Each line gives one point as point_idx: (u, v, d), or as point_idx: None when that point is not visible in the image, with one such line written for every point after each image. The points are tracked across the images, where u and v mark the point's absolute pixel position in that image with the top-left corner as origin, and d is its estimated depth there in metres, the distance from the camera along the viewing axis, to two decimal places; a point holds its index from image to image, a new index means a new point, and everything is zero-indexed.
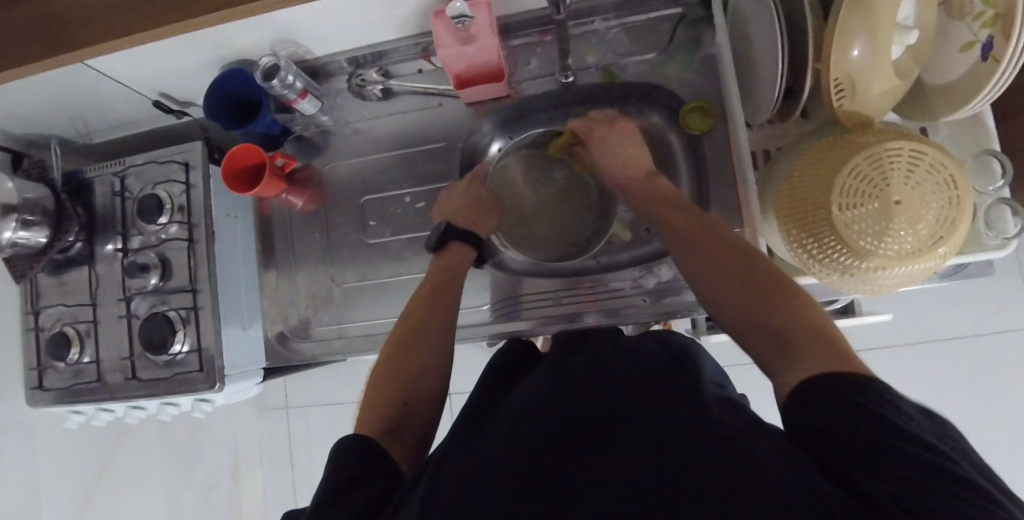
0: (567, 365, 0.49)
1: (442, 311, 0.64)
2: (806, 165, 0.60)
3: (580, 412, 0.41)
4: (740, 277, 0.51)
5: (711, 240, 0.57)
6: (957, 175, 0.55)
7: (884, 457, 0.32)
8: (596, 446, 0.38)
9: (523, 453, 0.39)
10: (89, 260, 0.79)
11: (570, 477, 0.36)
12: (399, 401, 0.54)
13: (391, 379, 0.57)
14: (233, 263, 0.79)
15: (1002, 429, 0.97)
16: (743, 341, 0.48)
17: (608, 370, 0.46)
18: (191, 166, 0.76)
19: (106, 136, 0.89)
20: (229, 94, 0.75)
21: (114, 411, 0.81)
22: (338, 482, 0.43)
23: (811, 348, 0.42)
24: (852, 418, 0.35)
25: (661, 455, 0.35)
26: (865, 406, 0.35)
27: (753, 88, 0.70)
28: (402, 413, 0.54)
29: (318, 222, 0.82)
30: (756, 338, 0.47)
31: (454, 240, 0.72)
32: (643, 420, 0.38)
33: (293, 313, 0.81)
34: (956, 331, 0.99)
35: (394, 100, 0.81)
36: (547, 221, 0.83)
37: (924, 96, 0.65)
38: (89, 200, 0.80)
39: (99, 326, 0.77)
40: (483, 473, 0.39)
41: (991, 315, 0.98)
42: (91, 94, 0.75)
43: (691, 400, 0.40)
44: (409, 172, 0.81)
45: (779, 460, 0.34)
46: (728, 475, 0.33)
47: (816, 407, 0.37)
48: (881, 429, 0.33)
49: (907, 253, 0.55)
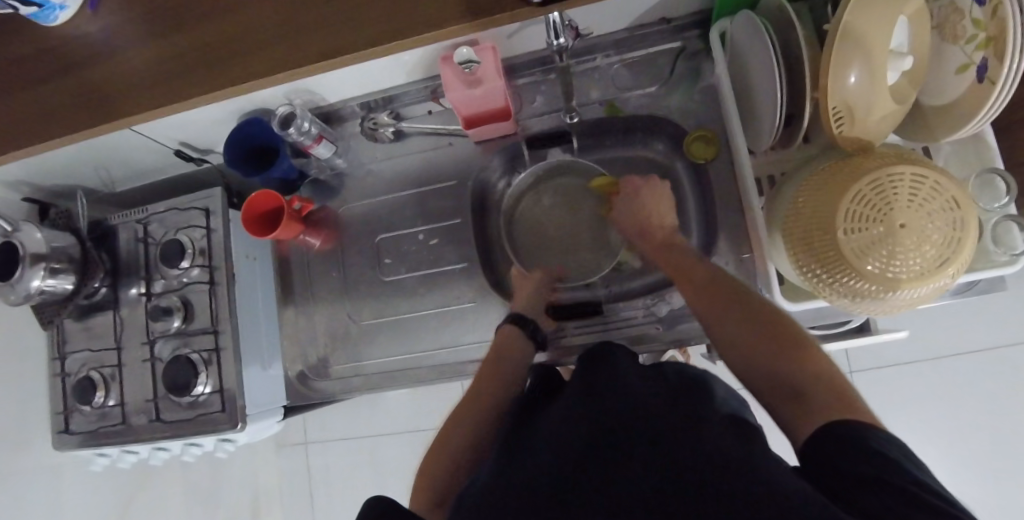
0: (583, 386, 0.51)
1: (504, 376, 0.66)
2: (812, 190, 0.62)
3: (590, 415, 0.44)
4: (753, 334, 0.53)
5: (714, 290, 0.59)
6: (959, 195, 0.56)
7: (893, 496, 0.33)
8: (602, 446, 0.40)
9: (537, 461, 0.42)
10: (114, 305, 0.81)
11: (571, 486, 0.37)
12: (446, 466, 0.59)
13: (438, 447, 0.61)
14: (253, 304, 0.81)
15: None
16: (741, 372, 0.53)
17: (620, 394, 0.46)
18: (211, 212, 0.79)
19: (129, 184, 0.92)
20: (247, 142, 0.78)
21: (137, 453, 0.82)
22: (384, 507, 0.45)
23: (832, 401, 0.43)
24: (865, 460, 0.36)
25: (666, 458, 0.37)
26: (881, 447, 0.36)
27: (754, 116, 0.71)
28: (450, 477, 0.59)
29: (334, 261, 0.85)
30: (770, 394, 0.49)
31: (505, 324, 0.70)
32: (651, 428, 0.40)
33: (312, 352, 0.83)
34: (973, 346, 0.98)
35: (405, 140, 0.83)
36: (574, 233, 0.84)
37: (923, 118, 0.67)
38: (115, 246, 0.83)
39: (123, 369, 0.79)
40: (502, 497, 0.40)
41: (1012, 327, 0.97)
42: (117, 147, 0.79)
43: (697, 414, 0.41)
44: (421, 209, 0.83)
45: (779, 472, 0.35)
46: (730, 481, 0.34)
47: (834, 445, 0.38)
48: (894, 469, 0.35)
49: (916, 274, 0.55)
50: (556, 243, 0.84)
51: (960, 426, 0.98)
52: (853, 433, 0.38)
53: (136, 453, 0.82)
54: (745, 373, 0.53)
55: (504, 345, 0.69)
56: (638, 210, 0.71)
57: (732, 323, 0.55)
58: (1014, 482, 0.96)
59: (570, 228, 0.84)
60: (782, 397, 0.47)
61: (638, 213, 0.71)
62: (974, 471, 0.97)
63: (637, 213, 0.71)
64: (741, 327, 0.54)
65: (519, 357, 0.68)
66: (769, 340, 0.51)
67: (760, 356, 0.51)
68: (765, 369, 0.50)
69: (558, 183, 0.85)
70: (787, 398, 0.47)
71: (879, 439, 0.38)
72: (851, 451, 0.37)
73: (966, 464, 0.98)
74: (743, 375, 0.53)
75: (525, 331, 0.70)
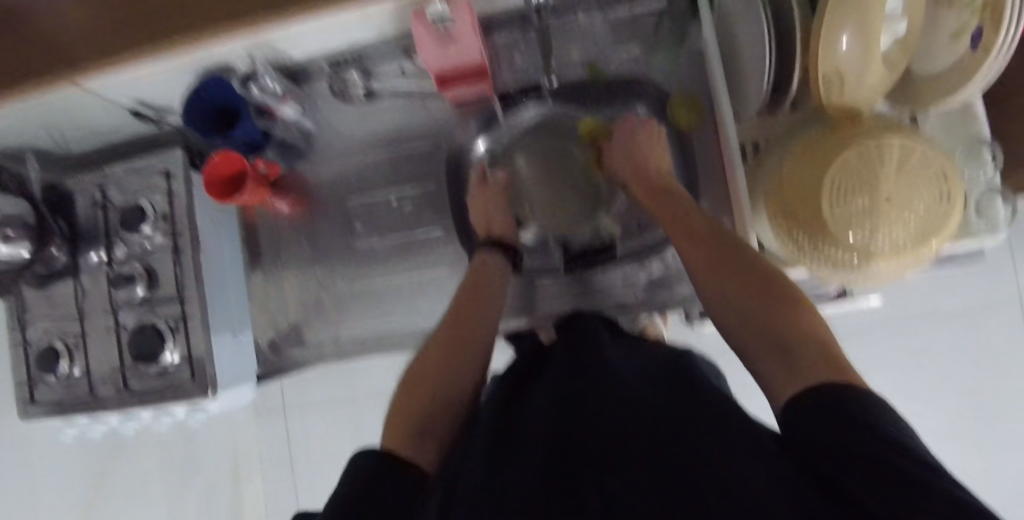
0: (563, 372, 0.49)
1: (481, 316, 0.62)
2: (797, 159, 0.59)
3: (557, 407, 0.42)
4: (748, 292, 0.49)
5: (711, 246, 0.55)
6: (947, 167, 0.55)
7: (885, 477, 0.30)
8: (572, 440, 0.37)
9: (504, 455, 0.39)
10: (74, 273, 0.78)
11: (542, 477, 0.34)
12: (425, 402, 0.53)
13: (411, 389, 0.55)
14: (221, 271, 0.78)
15: (984, 409, 1.00)
16: (731, 337, 0.49)
17: (603, 381, 0.44)
18: (172, 174, 0.75)
19: (85, 146, 0.87)
20: (206, 100, 0.72)
21: (106, 423, 0.81)
22: (356, 495, 0.41)
23: (829, 360, 0.40)
24: (847, 437, 0.32)
25: (663, 439, 0.35)
26: (866, 420, 0.33)
27: (740, 82, 0.69)
28: (428, 412, 0.52)
29: (305, 228, 0.82)
30: (758, 350, 0.45)
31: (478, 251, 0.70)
32: (623, 415, 0.38)
33: (282, 317, 0.82)
34: (939, 314, 1.01)
35: (376, 102, 0.79)
36: (554, 182, 0.79)
37: (912, 88, 0.64)
38: (72, 211, 0.79)
39: (87, 338, 0.77)
40: (486, 478, 0.37)
41: (976, 296, 1.00)
42: (67, 107, 0.74)
43: (686, 399, 0.39)
44: (395, 173, 0.80)
45: (777, 463, 0.33)
46: (716, 463, 0.32)
47: (808, 424, 0.35)
48: (886, 448, 0.31)
49: (899, 246, 0.55)
50: (550, 203, 0.79)
51: (923, 389, 1.02)
52: (835, 406, 0.35)
53: (105, 422, 0.81)
54: (734, 336, 0.49)
55: (479, 286, 0.65)
56: (632, 155, 0.67)
57: (726, 282, 0.51)
58: (972, 442, 1.00)
59: (564, 187, 0.79)
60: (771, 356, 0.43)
61: (635, 157, 0.67)
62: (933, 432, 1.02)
63: (633, 157, 0.67)
64: (735, 282, 0.50)
65: (498, 285, 0.66)
66: (767, 296, 0.47)
67: (754, 308, 0.47)
68: (759, 330, 0.46)
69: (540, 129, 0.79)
70: (774, 350, 0.43)
71: (858, 409, 0.34)
72: (827, 430, 0.33)
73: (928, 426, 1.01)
74: (733, 338, 0.49)
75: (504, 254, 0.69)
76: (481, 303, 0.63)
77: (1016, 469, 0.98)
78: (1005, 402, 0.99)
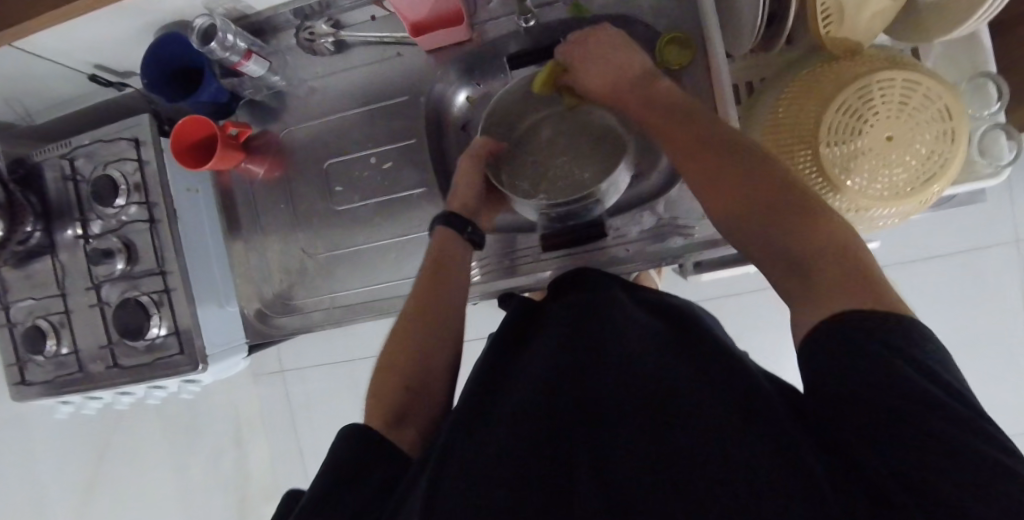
0: (554, 332, 0.48)
1: (453, 294, 0.59)
2: (790, 100, 0.56)
3: (546, 379, 0.42)
4: (757, 195, 0.42)
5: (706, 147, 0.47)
6: (954, 103, 0.51)
7: (887, 426, 0.29)
8: (568, 430, 0.39)
9: (495, 433, 0.40)
10: (50, 250, 0.76)
11: (541, 477, 0.36)
12: (403, 385, 0.53)
13: (392, 370, 0.55)
14: (200, 240, 0.76)
15: (972, 345, 1.01)
16: (752, 255, 0.44)
17: (597, 349, 0.43)
18: (141, 141, 0.72)
19: (49, 117, 0.83)
20: (165, 61, 0.69)
21: (102, 398, 0.82)
22: (337, 475, 0.42)
23: (844, 282, 0.36)
24: (847, 382, 0.31)
25: (660, 433, 0.35)
26: (876, 354, 0.31)
27: (733, 16, 0.64)
28: (406, 396, 0.52)
29: (283, 192, 0.79)
30: (778, 274, 0.41)
31: (438, 225, 0.64)
32: (618, 400, 0.39)
33: (267, 289, 0.80)
34: (933, 253, 1.01)
35: (347, 53, 0.75)
36: (563, 147, 0.69)
37: (914, 17, 0.60)
38: (41, 186, 0.76)
39: (72, 316, 0.76)
40: (483, 463, 0.38)
41: (972, 233, 0.99)
42: (20, 75, 0.70)
43: (682, 370, 0.39)
44: (372, 131, 0.76)
45: (775, 438, 0.32)
46: (714, 450, 0.32)
47: (810, 374, 0.34)
48: (894, 388, 0.30)
49: (900, 192, 0.53)
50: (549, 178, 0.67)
51: None
52: (846, 340, 0.32)
53: (101, 398, 0.82)
54: (755, 257, 0.43)
55: (441, 262, 0.61)
56: (592, 63, 0.59)
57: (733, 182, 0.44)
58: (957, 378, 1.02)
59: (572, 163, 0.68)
60: (795, 285, 0.39)
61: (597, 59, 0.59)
62: None
63: (597, 58, 0.59)
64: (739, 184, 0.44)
65: (459, 264, 0.62)
66: (779, 199, 0.41)
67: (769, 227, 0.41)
68: (778, 250, 0.40)
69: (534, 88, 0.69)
70: (795, 274, 0.39)
71: (865, 335, 0.32)
72: (828, 379, 0.32)
73: None
74: (755, 259, 0.43)
75: (462, 235, 0.64)
76: (445, 281, 0.60)
77: (997, 402, 1.02)
78: (992, 337, 1.00)
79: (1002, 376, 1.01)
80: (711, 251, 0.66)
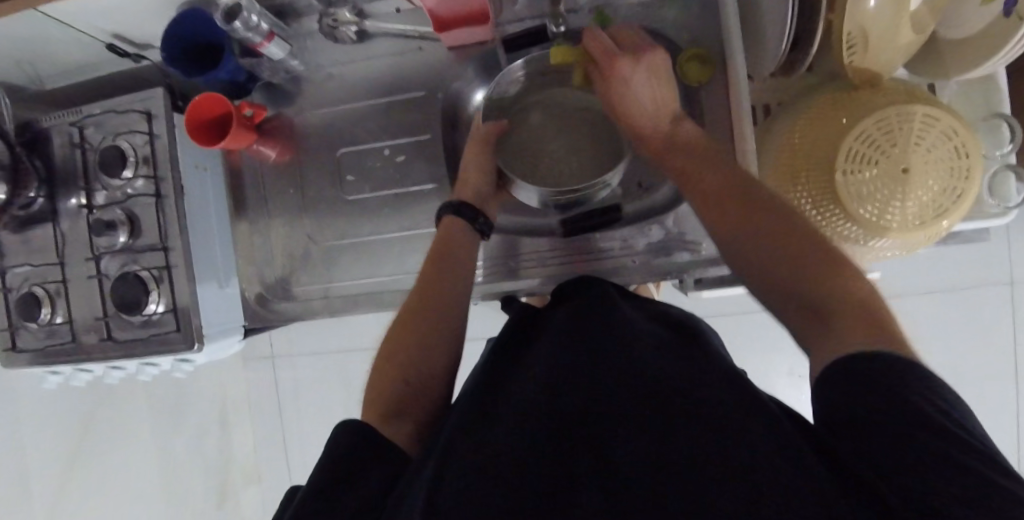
0: (558, 337, 0.47)
1: (459, 287, 0.59)
2: (808, 125, 0.56)
3: (549, 381, 0.42)
4: (776, 239, 0.44)
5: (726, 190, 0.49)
6: (969, 142, 0.52)
7: (883, 441, 0.30)
8: (568, 429, 0.38)
9: (496, 433, 0.39)
10: (52, 217, 0.75)
11: (541, 472, 0.36)
12: (403, 380, 0.53)
13: (392, 363, 0.54)
14: (205, 218, 0.76)
15: (963, 381, 1.02)
16: (766, 293, 0.44)
17: (603, 354, 0.43)
18: (153, 115, 0.71)
19: (61, 83, 0.83)
20: (184, 36, 0.68)
21: (92, 370, 0.81)
22: (331, 476, 0.41)
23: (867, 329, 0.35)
24: (850, 405, 0.32)
25: (665, 443, 0.34)
26: (878, 382, 0.31)
27: (757, 37, 0.64)
28: (406, 391, 0.52)
29: (292, 177, 0.78)
30: (795, 312, 0.41)
31: (444, 213, 0.64)
32: (617, 401, 0.38)
33: (269, 272, 0.80)
34: (931, 288, 1.02)
35: (369, 43, 0.75)
36: (566, 134, 0.69)
37: (936, 53, 0.60)
38: (48, 152, 0.75)
39: (68, 285, 0.75)
40: (483, 460, 0.37)
41: (971, 270, 1.00)
42: (36, 39, 0.69)
43: (690, 379, 0.39)
44: (388, 123, 0.76)
45: (777, 451, 0.32)
46: (714, 448, 0.33)
47: (820, 395, 0.34)
48: (903, 415, 0.30)
49: (910, 223, 0.52)
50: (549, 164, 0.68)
51: None
52: (852, 375, 0.33)
53: (91, 370, 0.81)
54: (770, 293, 0.44)
55: (448, 253, 0.61)
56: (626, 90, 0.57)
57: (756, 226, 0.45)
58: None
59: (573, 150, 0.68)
60: (812, 321, 0.39)
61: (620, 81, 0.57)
62: None
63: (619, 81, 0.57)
64: (759, 230, 0.45)
65: (467, 254, 0.62)
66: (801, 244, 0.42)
67: (781, 266, 0.43)
68: (796, 291, 0.41)
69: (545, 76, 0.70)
70: (811, 315, 0.40)
71: (874, 370, 0.32)
72: (846, 405, 0.32)
73: None
74: (770, 297, 0.44)
75: (473, 225, 0.64)
76: (452, 272, 0.60)
77: None
78: (983, 375, 1.01)
79: (990, 414, 1.02)
80: (717, 268, 0.67)
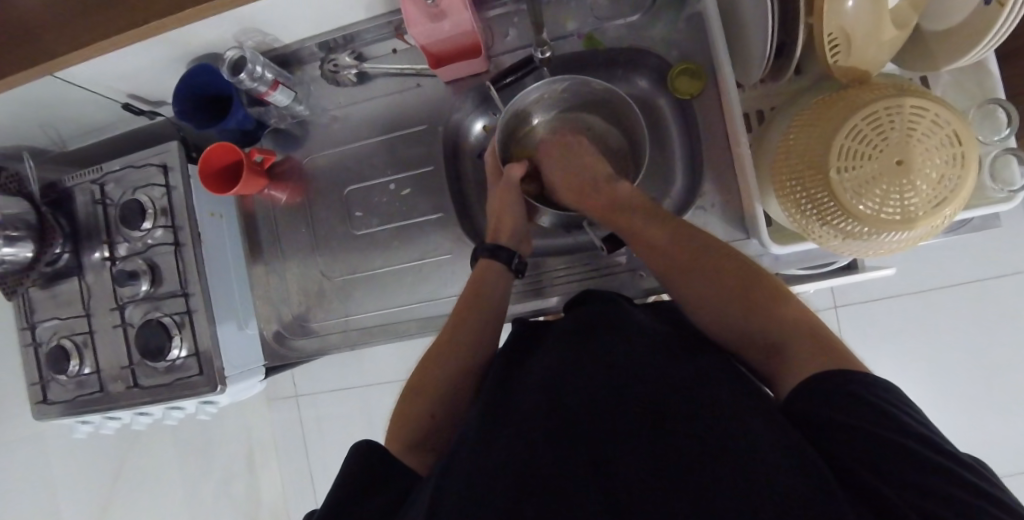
0: (565, 344, 0.47)
1: (483, 323, 0.59)
2: (802, 125, 0.57)
3: (549, 389, 0.42)
4: (728, 281, 0.49)
5: (696, 238, 0.54)
6: (964, 131, 0.51)
7: (876, 448, 0.33)
8: (572, 431, 0.38)
9: (497, 436, 0.40)
10: (78, 271, 0.78)
11: (537, 468, 0.36)
12: (426, 413, 0.54)
13: (418, 394, 0.56)
14: (222, 262, 0.78)
15: (995, 375, 0.99)
16: (712, 324, 0.49)
17: (608, 358, 0.43)
18: (169, 167, 0.74)
19: (82, 143, 0.87)
20: (195, 92, 0.72)
21: (120, 418, 0.83)
22: (347, 493, 0.42)
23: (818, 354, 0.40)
24: (841, 413, 0.34)
25: (665, 449, 0.35)
26: (858, 396, 0.35)
27: (742, 46, 0.66)
28: (431, 425, 0.53)
29: (304, 217, 0.81)
30: (745, 335, 0.45)
31: (481, 256, 0.65)
32: (620, 403, 0.39)
33: (287, 310, 0.82)
34: (953, 280, 1.00)
35: (369, 84, 0.78)
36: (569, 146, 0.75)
37: (922, 46, 0.61)
38: (71, 210, 0.79)
39: (95, 336, 0.77)
40: (483, 465, 0.37)
41: (992, 260, 0.98)
42: (58, 104, 0.73)
43: (699, 383, 0.39)
44: (392, 157, 0.78)
45: (775, 446, 0.32)
46: (712, 449, 0.34)
47: (803, 403, 0.37)
48: (880, 423, 0.34)
49: (913, 215, 0.51)
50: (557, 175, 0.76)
51: (933, 357, 1.02)
52: (834, 388, 0.36)
53: (118, 417, 0.82)
54: (716, 323, 0.48)
55: (475, 291, 0.62)
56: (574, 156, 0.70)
57: (713, 270, 0.50)
58: (980, 409, 1.00)
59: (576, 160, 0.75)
60: (767, 344, 0.44)
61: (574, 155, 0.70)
62: (947, 400, 1.02)
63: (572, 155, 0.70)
64: (706, 271, 0.51)
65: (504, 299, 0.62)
66: (756, 286, 0.48)
67: (735, 302, 0.47)
68: (742, 325, 0.46)
69: (564, 101, 0.74)
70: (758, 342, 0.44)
71: (859, 388, 0.36)
72: (841, 414, 0.34)
73: (937, 395, 1.02)
74: (714, 325, 0.48)
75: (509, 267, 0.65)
76: (480, 307, 0.60)
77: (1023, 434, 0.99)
78: (1015, 367, 0.99)
79: None
80: None
